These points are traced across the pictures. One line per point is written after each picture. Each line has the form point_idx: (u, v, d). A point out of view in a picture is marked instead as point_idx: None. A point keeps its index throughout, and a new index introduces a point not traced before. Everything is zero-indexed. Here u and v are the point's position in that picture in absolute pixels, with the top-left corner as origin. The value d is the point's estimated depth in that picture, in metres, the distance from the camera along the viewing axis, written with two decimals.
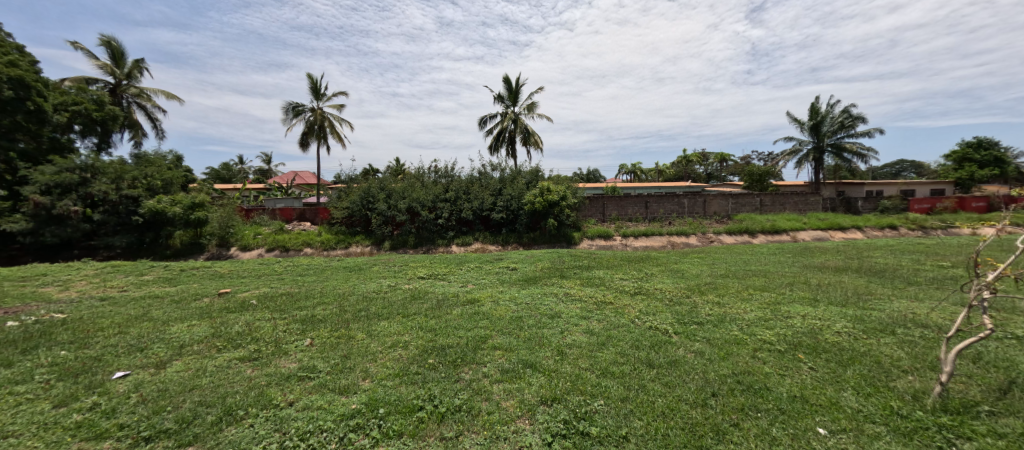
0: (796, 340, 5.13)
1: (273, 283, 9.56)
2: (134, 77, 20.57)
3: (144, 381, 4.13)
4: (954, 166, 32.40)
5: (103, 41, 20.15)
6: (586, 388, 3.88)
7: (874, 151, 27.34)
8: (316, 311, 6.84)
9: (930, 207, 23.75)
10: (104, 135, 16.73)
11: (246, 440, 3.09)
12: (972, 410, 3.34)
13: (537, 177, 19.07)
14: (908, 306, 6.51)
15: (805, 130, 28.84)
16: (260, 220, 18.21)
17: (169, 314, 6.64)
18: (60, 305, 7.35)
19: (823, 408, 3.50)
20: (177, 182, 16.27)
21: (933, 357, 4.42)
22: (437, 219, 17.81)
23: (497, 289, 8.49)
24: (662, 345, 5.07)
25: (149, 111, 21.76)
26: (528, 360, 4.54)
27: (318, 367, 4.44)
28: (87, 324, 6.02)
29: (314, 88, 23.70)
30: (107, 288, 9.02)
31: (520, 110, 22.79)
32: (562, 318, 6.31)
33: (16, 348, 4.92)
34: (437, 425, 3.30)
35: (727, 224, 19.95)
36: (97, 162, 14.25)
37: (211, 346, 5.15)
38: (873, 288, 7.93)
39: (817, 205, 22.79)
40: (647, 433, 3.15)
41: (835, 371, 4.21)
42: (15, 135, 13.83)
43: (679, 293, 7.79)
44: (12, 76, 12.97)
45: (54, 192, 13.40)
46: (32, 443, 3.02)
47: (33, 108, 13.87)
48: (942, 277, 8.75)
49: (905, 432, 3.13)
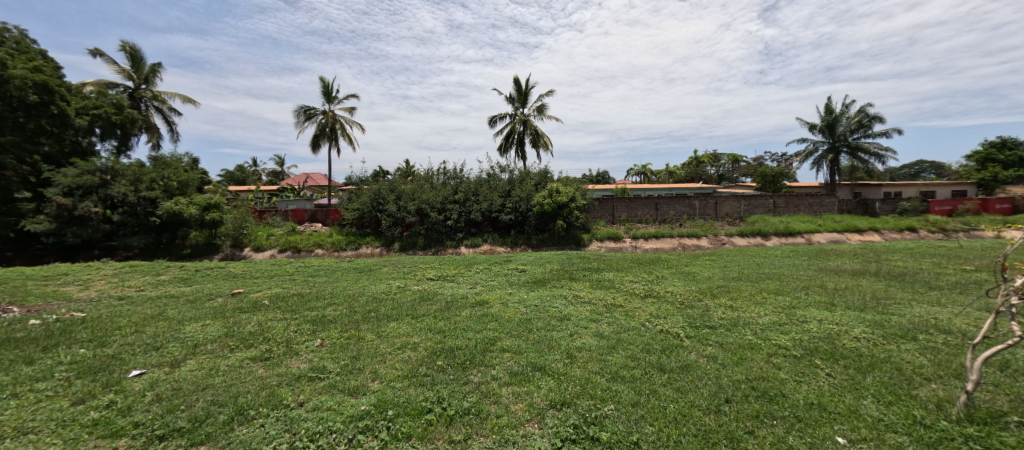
0: (812, 345, 5.00)
1: (283, 284, 9.65)
2: (151, 82, 21.08)
3: (159, 379, 4.21)
4: (976, 166, 31.50)
5: (123, 47, 20.74)
6: (597, 392, 3.82)
7: (893, 151, 26.74)
8: (327, 311, 6.93)
9: (952, 209, 23.09)
10: (123, 138, 17.15)
11: (257, 440, 3.11)
12: (1000, 421, 3.20)
13: (546, 178, 19.00)
14: (930, 311, 6.32)
15: (820, 131, 28.30)
16: (272, 221, 18.50)
17: (184, 313, 6.78)
18: (80, 304, 7.56)
19: (842, 416, 3.40)
20: (194, 184, 16.67)
21: (957, 365, 4.27)
22: (446, 220, 17.89)
23: (505, 291, 8.44)
24: (673, 349, 4.99)
25: (165, 114, 22.23)
26: (537, 362, 4.51)
27: (329, 367, 4.47)
28: (106, 323, 6.15)
29: (326, 91, 24.03)
30: (124, 287, 9.24)
31: (531, 112, 22.88)
32: (572, 320, 6.27)
33: (38, 346, 5.04)
34: (446, 427, 3.29)
35: (739, 226, 19.69)
36: (117, 164, 14.64)
37: (224, 346, 5.21)
38: (892, 292, 7.68)
39: (832, 207, 22.39)
40: (659, 439, 3.09)
41: (853, 378, 4.10)
42: (39, 139, 14.26)
43: (691, 296, 7.66)
44: (37, 81, 13.47)
45: (76, 193, 13.76)
46: (51, 440, 3.08)
47: (57, 112, 14.38)
48: (965, 281, 8.48)
49: (928, 442, 3.02)
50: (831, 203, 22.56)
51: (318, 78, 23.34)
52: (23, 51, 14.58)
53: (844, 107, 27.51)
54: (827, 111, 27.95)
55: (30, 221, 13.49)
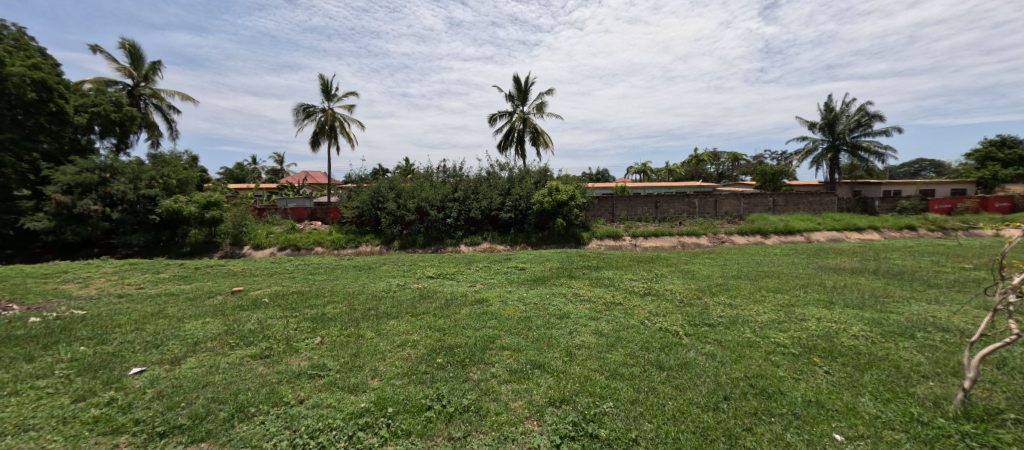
0: (811, 343, 5.02)
1: (283, 282, 9.67)
2: (150, 79, 21.00)
3: (159, 376, 4.21)
4: (976, 165, 31.51)
5: (123, 44, 20.68)
6: (597, 389, 3.84)
7: (893, 149, 26.74)
8: (327, 309, 6.93)
9: (952, 207, 23.11)
10: (122, 136, 17.11)
11: (257, 437, 3.12)
12: (997, 418, 3.22)
13: (546, 176, 18.97)
14: (928, 310, 6.34)
15: (820, 129, 28.29)
16: (272, 219, 18.48)
17: (184, 311, 6.78)
18: (79, 301, 7.58)
19: (839, 413, 3.42)
20: (193, 182, 16.65)
21: (955, 363, 4.29)
22: (446, 219, 17.91)
23: (505, 289, 8.46)
24: (672, 347, 5.00)
25: (165, 112, 22.20)
26: (537, 360, 4.53)
27: (328, 365, 4.48)
28: (106, 320, 6.17)
29: (325, 89, 23.95)
30: (125, 285, 9.25)
31: (531, 110, 22.83)
32: (572, 318, 6.28)
33: (38, 344, 5.04)
34: (446, 424, 3.30)
35: (738, 224, 19.70)
36: (116, 162, 14.62)
37: (224, 344, 5.22)
38: (891, 290, 7.70)
39: (832, 206, 22.43)
40: (657, 436, 3.11)
41: (851, 376, 4.11)
42: (38, 137, 14.24)
43: (690, 294, 7.68)
44: (35, 78, 13.42)
45: (75, 191, 13.75)
46: (51, 437, 3.09)
47: (56, 110, 14.34)
48: (964, 279, 8.51)
49: (926, 439, 3.04)
50: (830, 201, 22.59)
51: (318, 76, 23.31)
52: (22, 48, 14.54)
53: (844, 105, 27.48)
54: (827, 109, 27.93)
55: (29, 219, 13.48)
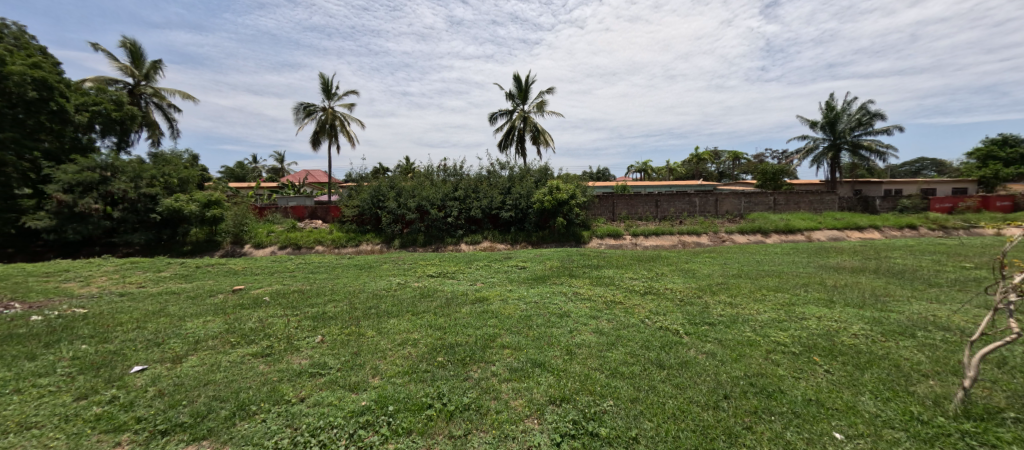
0: (811, 342, 5.02)
1: (284, 280, 9.68)
2: (150, 78, 20.97)
3: (160, 374, 4.23)
4: (977, 164, 31.46)
5: (123, 42, 20.66)
6: (597, 388, 3.84)
7: (894, 148, 26.70)
8: (328, 307, 6.95)
9: (953, 206, 23.07)
10: (123, 135, 17.11)
11: (258, 436, 3.13)
12: (997, 417, 3.23)
13: (546, 175, 18.96)
14: (929, 308, 6.34)
15: (821, 128, 28.24)
16: (272, 218, 18.49)
17: (185, 310, 6.79)
18: (81, 300, 7.59)
19: (839, 412, 3.43)
20: (194, 181, 16.67)
21: (955, 362, 4.30)
22: (446, 217, 17.93)
23: (505, 288, 8.47)
24: (672, 345, 5.01)
25: (166, 111, 22.19)
26: (537, 359, 4.54)
27: (329, 364, 4.49)
28: (108, 319, 6.18)
29: (325, 88, 23.95)
30: (126, 284, 9.27)
31: (531, 109, 22.81)
32: (572, 317, 6.29)
33: (40, 342, 5.06)
34: (446, 423, 3.31)
35: (739, 223, 19.70)
36: (117, 161, 14.63)
37: (225, 342, 5.23)
38: (891, 289, 7.71)
39: (832, 205, 22.40)
40: (658, 434, 3.12)
41: (851, 375, 4.11)
42: (39, 135, 14.25)
43: (690, 293, 7.68)
44: (36, 77, 13.40)
45: (76, 190, 13.77)
46: (54, 435, 3.10)
47: (56, 109, 14.33)
48: (964, 278, 8.50)
49: (925, 438, 3.04)
50: (831, 200, 22.57)
51: (318, 75, 23.31)
52: (22, 47, 14.53)
53: (845, 104, 27.43)
54: (828, 108, 27.87)
55: (30, 218, 13.50)
